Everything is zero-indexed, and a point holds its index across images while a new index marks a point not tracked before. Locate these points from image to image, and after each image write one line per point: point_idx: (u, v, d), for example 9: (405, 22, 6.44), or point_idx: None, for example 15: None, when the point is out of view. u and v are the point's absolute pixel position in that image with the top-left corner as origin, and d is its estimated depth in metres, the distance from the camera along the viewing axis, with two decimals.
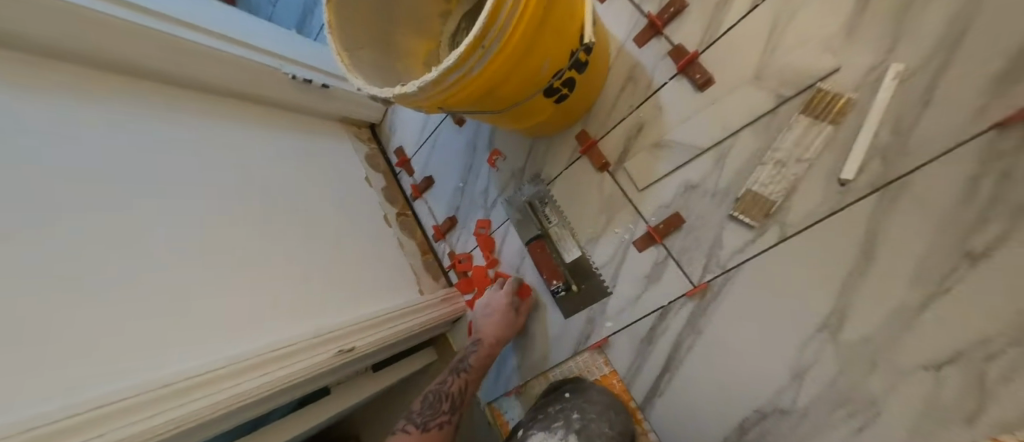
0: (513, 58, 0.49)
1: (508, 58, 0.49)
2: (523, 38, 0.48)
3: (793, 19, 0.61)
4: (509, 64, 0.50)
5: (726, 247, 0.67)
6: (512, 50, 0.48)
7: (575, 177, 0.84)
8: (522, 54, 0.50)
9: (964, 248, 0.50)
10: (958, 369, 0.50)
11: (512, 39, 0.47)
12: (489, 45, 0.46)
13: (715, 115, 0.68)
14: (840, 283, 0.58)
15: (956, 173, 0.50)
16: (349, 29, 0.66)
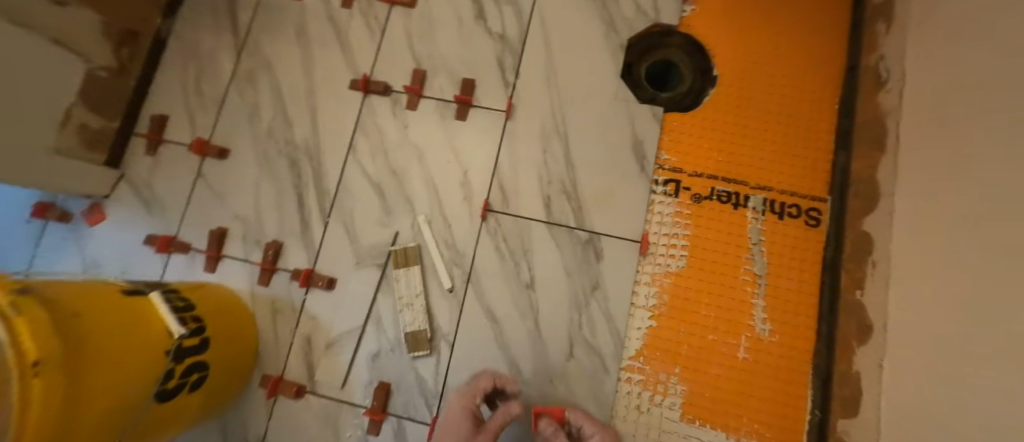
0: (47, 431, 0.41)
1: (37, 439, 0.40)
2: (49, 409, 0.41)
3: (353, 218, 0.86)
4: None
5: (427, 379, 0.80)
6: (40, 428, 0.40)
7: (283, 419, 0.81)
8: (61, 418, 0.43)
9: (521, 282, 0.82)
10: (573, 343, 0.79)
11: (26, 423, 0.39)
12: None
13: (351, 298, 0.83)
14: (498, 346, 0.80)
15: (487, 251, 0.83)
16: None
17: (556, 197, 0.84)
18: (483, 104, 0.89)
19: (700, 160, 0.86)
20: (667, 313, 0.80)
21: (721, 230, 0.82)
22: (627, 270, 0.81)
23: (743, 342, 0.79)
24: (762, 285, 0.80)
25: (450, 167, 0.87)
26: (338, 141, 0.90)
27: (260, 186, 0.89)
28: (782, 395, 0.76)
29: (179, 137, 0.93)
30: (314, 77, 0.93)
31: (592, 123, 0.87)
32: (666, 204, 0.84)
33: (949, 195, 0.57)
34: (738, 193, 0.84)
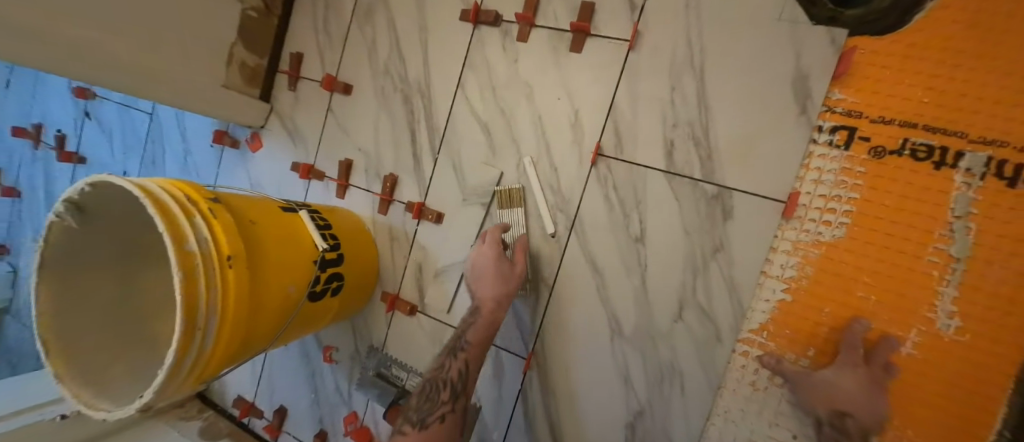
0: (241, 312, 0.61)
1: (232, 326, 0.60)
2: (240, 308, 0.60)
3: (461, 157, 0.87)
4: (242, 322, 0.62)
5: (526, 317, 0.83)
6: (234, 319, 0.60)
7: (399, 334, 0.91)
8: (251, 307, 0.63)
9: (630, 235, 0.75)
10: (683, 306, 0.72)
11: (227, 311, 0.58)
12: (205, 338, 0.56)
13: (459, 234, 0.86)
14: (598, 298, 0.77)
15: (594, 197, 0.78)
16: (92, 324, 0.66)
17: (681, 144, 0.73)
18: (603, 33, 0.78)
19: (896, 100, 0.64)
20: (808, 291, 0.68)
21: (908, 197, 0.63)
22: (761, 234, 0.69)
23: (912, 336, 0.63)
24: (957, 273, 0.61)
25: (560, 106, 0.80)
26: (448, 76, 0.88)
27: (378, 121, 0.94)
28: (955, 403, 0.62)
29: (312, 74, 1.00)
30: (426, 6, 0.90)
31: (740, 53, 0.70)
32: (831, 159, 0.67)
33: None
34: (945, 149, 0.61)
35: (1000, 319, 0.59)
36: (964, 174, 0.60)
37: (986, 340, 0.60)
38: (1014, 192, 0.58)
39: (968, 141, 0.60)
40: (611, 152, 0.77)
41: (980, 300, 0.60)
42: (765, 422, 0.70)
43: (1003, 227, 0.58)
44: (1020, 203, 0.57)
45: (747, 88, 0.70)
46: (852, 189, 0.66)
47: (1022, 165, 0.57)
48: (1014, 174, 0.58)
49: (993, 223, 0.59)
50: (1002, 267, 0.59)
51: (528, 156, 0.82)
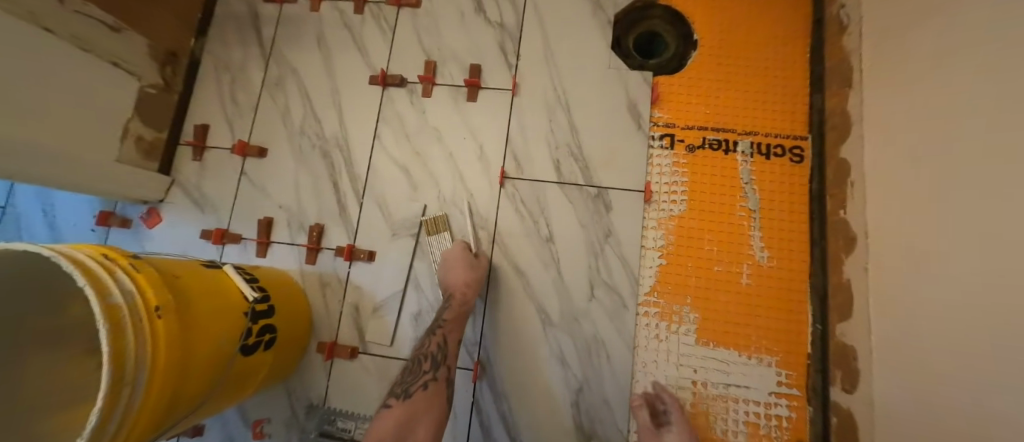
0: (171, 367, 0.55)
1: (159, 384, 0.53)
2: (169, 363, 0.55)
3: (385, 197, 0.96)
4: (170, 378, 0.55)
5: (466, 330, 0.89)
6: (164, 374, 0.54)
7: (342, 380, 0.89)
8: (180, 363, 0.57)
9: (542, 237, 0.91)
10: (595, 286, 0.88)
11: (157, 365, 0.53)
12: (130, 399, 0.49)
13: (393, 266, 0.93)
14: (527, 296, 0.89)
15: (508, 211, 0.93)
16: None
17: (565, 160, 0.94)
18: (491, 86, 0.99)
19: (694, 114, 0.95)
20: (675, 254, 0.90)
21: (716, 175, 0.92)
22: (635, 217, 0.91)
23: (745, 269, 0.88)
24: (757, 218, 0.89)
25: (467, 144, 0.97)
26: (364, 130, 1.00)
27: (298, 177, 0.99)
28: (783, 310, 0.86)
29: (221, 143, 1.02)
30: (336, 76, 1.03)
31: (591, 92, 0.97)
32: (664, 158, 0.93)
33: (918, 104, 0.66)
34: (727, 141, 0.93)
35: (786, 243, 0.88)
36: (741, 155, 0.92)
37: (785, 260, 0.88)
38: (768, 162, 0.91)
39: (738, 134, 0.93)
40: (515, 174, 0.94)
41: (772, 233, 0.89)
42: (673, 366, 0.85)
43: (769, 183, 0.91)
44: (773, 168, 0.91)
45: (602, 115, 0.95)
46: (684, 175, 0.92)
47: (768, 145, 0.92)
48: (766, 151, 0.92)
49: (765, 182, 0.91)
50: (778, 209, 0.90)
51: (446, 187, 0.95)
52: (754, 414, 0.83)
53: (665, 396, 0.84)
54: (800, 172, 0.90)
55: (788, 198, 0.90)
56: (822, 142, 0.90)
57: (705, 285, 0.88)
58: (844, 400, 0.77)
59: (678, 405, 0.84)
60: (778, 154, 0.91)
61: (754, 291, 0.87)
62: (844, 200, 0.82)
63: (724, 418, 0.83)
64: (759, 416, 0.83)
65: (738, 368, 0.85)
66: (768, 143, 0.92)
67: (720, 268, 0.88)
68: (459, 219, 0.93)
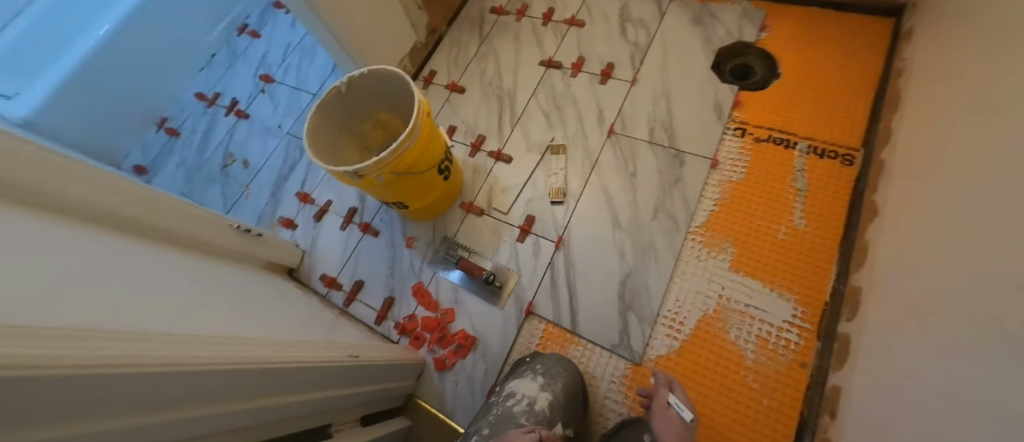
0: (423, 144, 1.07)
1: (419, 146, 1.05)
2: (424, 140, 1.07)
3: (529, 128, 1.44)
4: (421, 150, 1.07)
5: (559, 217, 1.27)
6: (421, 143, 1.06)
7: (468, 227, 1.33)
8: (425, 147, 1.09)
9: (627, 172, 1.28)
10: (658, 211, 1.21)
11: (422, 136, 1.05)
12: (411, 142, 1.02)
13: (522, 169, 1.38)
14: (607, 206, 1.25)
15: (608, 152, 1.33)
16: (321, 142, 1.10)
17: (658, 129, 1.32)
18: (618, 77, 1.45)
19: (766, 118, 1.27)
20: (727, 206, 1.18)
21: (772, 161, 1.21)
22: (700, 174, 1.23)
23: (783, 229, 1.12)
24: (802, 196, 1.15)
25: (592, 108, 1.42)
26: (527, 90, 1.52)
27: (479, 108, 1.54)
28: (810, 264, 1.07)
29: (440, 82, 1.64)
30: (519, 58, 1.60)
31: (691, 92, 1.36)
32: (734, 142, 1.26)
33: (941, 108, 0.91)
34: (788, 140, 1.22)
35: (823, 219, 1.11)
36: (799, 151, 1.20)
37: (820, 229, 1.10)
38: (820, 160, 1.18)
39: (799, 138, 1.22)
40: (620, 131, 1.35)
41: (813, 209, 1.13)
42: (706, 280, 1.11)
43: (818, 175, 1.16)
44: (823, 164, 1.17)
45: (694, 107, 1.33)
46: (747, 156, 1.23)
47: (824, 149, 1.19)
48: (820, 152, 1.19)
49: (814, 174, 1.17)
50: (822, 193, 1.14)
51: (570, 130, 1.40)
52: (766, 331, 1.03)
53: (693, 299, 1.10)
54: (847, 173, 1.15)
55: (833, 187, 1.14)
56: (871, 153, 1.14)
57: (746, 232, 1.14)
58: (847, 329, 0.95)
59: (703, 307, 1.09)
60: (831, 156, 1.18)
61: (788, 247, 1.11)
62: (877, 188, 1.05)
63: (740, 327, 1.05)
64: (770, 334, 1.03)
65: (760, 295, 1.07)
66: (824, 147, 1.19)
67: (763, 224, 1.14)
68: (574, 151, 1.36)
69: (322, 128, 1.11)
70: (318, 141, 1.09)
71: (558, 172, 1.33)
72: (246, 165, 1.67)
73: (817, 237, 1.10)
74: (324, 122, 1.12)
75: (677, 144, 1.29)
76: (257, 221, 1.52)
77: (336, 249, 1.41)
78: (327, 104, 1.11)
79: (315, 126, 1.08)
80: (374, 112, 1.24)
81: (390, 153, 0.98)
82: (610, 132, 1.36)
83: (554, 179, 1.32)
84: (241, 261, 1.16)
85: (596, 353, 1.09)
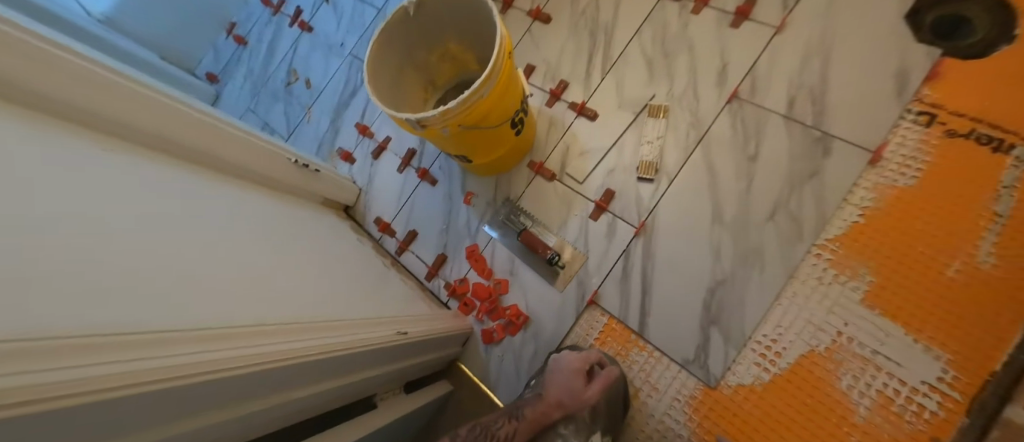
0: (499, 93, 0.89)
1: (494, 96, 0.87)
2: (501, 89, 0.88)
3: (625, 78, 1.17)
4: (495, 100, 0.89)
5: (644, 197, 1.06)
6: (497, 92, 0.87)
7: (534, 192, 1.16)
8: (501, 96, 0.91)
9: (746, 153, 1.01)
10: (777, 210, 0.95)
11: (498, 83, 0.86)
12: (485, 91, 0.84)
13: (608, 130, 1.14)
14: (709, 193, 1.01)
15: (725, 123, 1.04)
16: (382, 75, 0.95)
17: (801, 100, 1.00)
18: (758, 18, 1.09)
19: (972, 102, 0.89)
20: (879, 219, 0.90)
21: (965, 166, 0.87)
22: (850, 171, 0.93)
23: (955, 264, 0.84)
24: (999, 224, 0.83)
25: (713, 59, 1.10)
26: (630, 27, 1.21)
27: (565, 45, 1.26)
28: (982, 318, 0.80)
29: (523, 6, 1.36)
30: None
31: (863, 50, 0.98)
32: (912, 131, 0.92)
33: None
34: (1001, 140, 0.86)
35: None
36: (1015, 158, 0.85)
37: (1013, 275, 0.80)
38: None
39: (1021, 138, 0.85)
40: (746, 96, 1.05)
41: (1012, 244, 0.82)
42: (823, 309, 0.89)
43: None
44: None
45: (862, 74, 0.97)
46: (927, 155, 0.90)
47: None
48: None
49: None
50: None
51: (678, 87, 1.11)
52: (891, 389, 0.82)
53: (801, 329, 0.89)
54: None
55: None
56: None
57: (896, 257, 0.87)
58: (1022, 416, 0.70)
59: (811, 342, 0.88)
60: None
61: (955, 289, 0.83)
62: None
63: (856, 375, 0.84)
64: (897, 393, 0.81)
65: (895, 344, 0.83)
66: None
67: (926, 252, 0.86)
68: (679, 115, 1.09)
69: (383, 57, 0.94)
70: (378, 74, 0.93)
71: (654, 140, 1.08)
72: (308, 85, 1.57)
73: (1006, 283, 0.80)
74: (387, 51, 0.94)
75: (825, 123, 0.97)
76: (316, 149, 1.45)
77: (391, 191, 1.31)
78: (392, 27, 0.92)
79: (377, 56, 0.92)
80: (443, 41, 1.04)
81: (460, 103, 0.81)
82: (731, 96, 1.06)
83: (646, 148, 1.08)
84: (297, 197, 1.10)
85: (663, 365, 0.95)
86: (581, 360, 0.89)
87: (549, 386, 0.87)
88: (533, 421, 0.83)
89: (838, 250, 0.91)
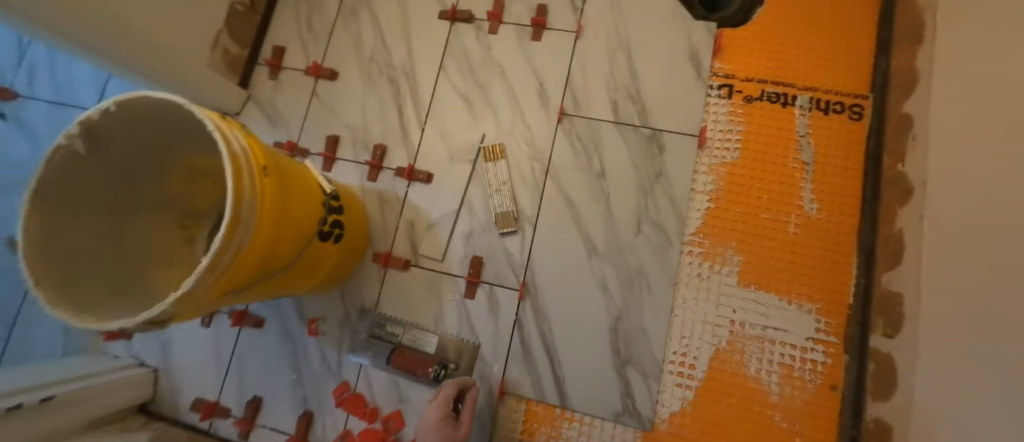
0: (272, 220, 0.61)
1: (265, 229, 0.59)
2: (272, 214, 0.60)
3: (447, 123, 1.01)
4: (271, 231, 0.61)
5: (514, 253, 0.93)
6: (268, 222, 0.59)
7: (391, 289, 0.95)
8: (278, 220, 0.63)
9: (594, 171, 0.94)
10: (641, 222, 0.91)
11: (263, 211, 0.58)
12: (244, 234, 0.55)
13: (449, 188, 0.97)
14: (575, 226, 0.93)
15: (563, 146, 0.97)
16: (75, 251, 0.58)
17: (622, 101, 0.97)
18: (555, 26, 1.02)
19: (753, 66, 0.96)
20: (726, 198, 0.91)
21: (771, 126, 0.93)
22: (687, 160, 0.93)
23: (793, 219, 0.89)
24: (809, 171, 0.90)
25: (528, 80, 1.01)
26: (431, 63, 1.04)
27: (366, 102, 1.04)
28: (829, 261, 0.87)
29: (296, 64, 1.09)
30: (407, 11, 1.08)
31: (656, 39, 0.99)
32: (720, 105, 0.95)
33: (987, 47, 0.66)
34: (786, 94, 0.94)
35: (834, 197, 0.89)
36: (800, 108, 0.93)
37: (834, 213, 0.88)
38: (826, 117, 0.92)
39: (798, 89, 0.93)
40: (572, 111, 0.98)
41: (823, 187, 0.89)
42: (712, 305, 0.88)
43: (826, 139, 0.91)
44: (831, 122, 0.91)
45: (664, 63, 0.98)
46: (738, 125, 0.94)
47: (829, 101, 0.92)
48: (825, 107, 0.92)
49: (819, 138, 0.91)
50: (833, 164, 0.90)
51: (504, 120, 1.00)
52: (789, 357, 0.84)
53: (702, 331, 0.87)
54: (857, 132, 0.90)
55: (844, 155, 0.90)
56: (884, 100, 0.89)
57: (749, 230, 0.90)
58: (886, 345, 0.77)
59: (715, 341, 0.86)
60: (838, 110, 0.91)
61: (801, 242, 0.88)
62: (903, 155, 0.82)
63: (760, 358, 0.85)
64: (794, 359, 0.84)
65: (777, 313, 0.86)
66: (829, 98, 0.92)
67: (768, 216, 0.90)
68: (516, 150, 0.98)
69: (74, 226, 0.59)
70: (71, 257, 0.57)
71: (501, 186, 0.95)
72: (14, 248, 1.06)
73: (832, 223, 0.88)
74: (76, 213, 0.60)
75: (651, 120, 0.96)
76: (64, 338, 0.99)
77: (206, 357, 0.97)
78: (63, 184, 0.57)
79: (56, 230, 0.56)
80: (180, 161, 0.73)
81: (208, 272, 0.51)
82: (559, 115, 0.98)
83: (496, 198, 0.95)
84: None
85: (596, 428, 0.85)
86: (437, 404, 0.78)
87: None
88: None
89: (703, 241, 0.90)
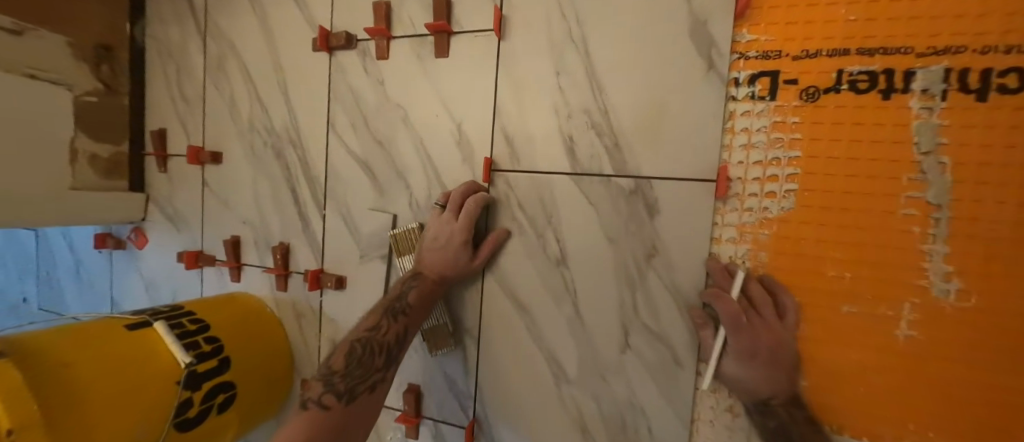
0: None
1: None
2: None
3: (349, 204, 0.74)
4: None
5: (458, 378, 0.69)
6: None
7: None
8: None
9: (549, 258, 0.63)
10: (629, 332, 0.59)
11: None
12: None
13: (366, 295, 0.73)
14: (532, 340, 0.64)
15: (505, 221, 0.65)
16: None
17: (581, 136, 0.60)
18: (466, 27, 0.65)
19: (816, 27, 0.50)
20: (773, 283, 0.54)
21: (856, 139, 0.50)
22: (696, 226, 0.56)
23: (906, 314, 0.49)
24: (941, 223, 0.47)
25: (439, 123, 0.67)
26: (316, 118, 0.76)
27: (257, 189, 0.81)
28: (980, 396, 0.46)
29: (180, 150, 0.88)
30: (277, 46, 0.78)
31: (627, 16, 0.57)
32: (757, 114, 0.54)
33: None
34: (889, 72, 0.47)
35: (998, 275, 0.44)
36: (919, 97, 0.46)
37: (998, 308, 0.45)
38: (987, 108, 0.44)
39: (918, 55, 0.46)
40: (507, 166, 0.64)
41: (975, 254, 0.45)
42: None
43: (980, 155, 0.44)
44: (998, 116, 0.43)
45: (644, 58, 0.57)
46: (791, 146, 0.53)
47: (990, 71, 0.43)
48: (983, 84, 0.43)
49: (967, 155, 0.45)
50: (1000, 206, 0.44)
51: (417, 190, 0.69)
52: None
53: None
54: None
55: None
56: None
57: (815, 334, 0.53)
58: None
59: None
60: (1010, 86, 0.42)
61: (919, 356, 0.49)
62: None
63: None
64: None
65: None
66: (988, 66, 0.43)
67: (852, 309, 0.51)
68: None
69: None
70: None
71: None
72: None
73: (993, 328, 0.45)
74: None
75: (632, 163, 0.58)
76: None
77: None
78: None
79: None
80: None
81: None
82: (487, 177, 0.65)
83: None
84: None
85: None
86: (465, 217, 0.61)
87: (424, 257, 0.64)
88: (422, 298, 0.62)
89: None
